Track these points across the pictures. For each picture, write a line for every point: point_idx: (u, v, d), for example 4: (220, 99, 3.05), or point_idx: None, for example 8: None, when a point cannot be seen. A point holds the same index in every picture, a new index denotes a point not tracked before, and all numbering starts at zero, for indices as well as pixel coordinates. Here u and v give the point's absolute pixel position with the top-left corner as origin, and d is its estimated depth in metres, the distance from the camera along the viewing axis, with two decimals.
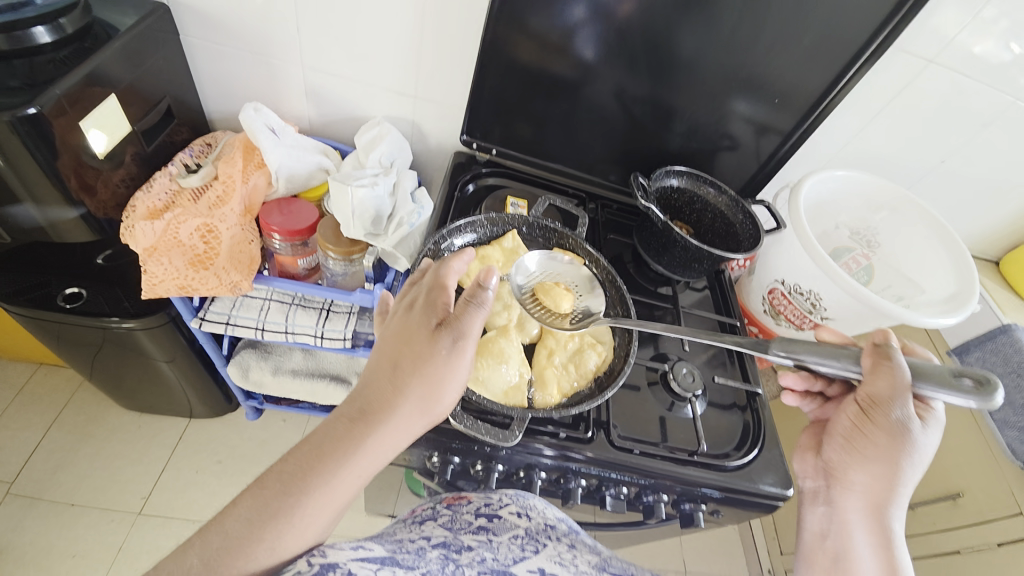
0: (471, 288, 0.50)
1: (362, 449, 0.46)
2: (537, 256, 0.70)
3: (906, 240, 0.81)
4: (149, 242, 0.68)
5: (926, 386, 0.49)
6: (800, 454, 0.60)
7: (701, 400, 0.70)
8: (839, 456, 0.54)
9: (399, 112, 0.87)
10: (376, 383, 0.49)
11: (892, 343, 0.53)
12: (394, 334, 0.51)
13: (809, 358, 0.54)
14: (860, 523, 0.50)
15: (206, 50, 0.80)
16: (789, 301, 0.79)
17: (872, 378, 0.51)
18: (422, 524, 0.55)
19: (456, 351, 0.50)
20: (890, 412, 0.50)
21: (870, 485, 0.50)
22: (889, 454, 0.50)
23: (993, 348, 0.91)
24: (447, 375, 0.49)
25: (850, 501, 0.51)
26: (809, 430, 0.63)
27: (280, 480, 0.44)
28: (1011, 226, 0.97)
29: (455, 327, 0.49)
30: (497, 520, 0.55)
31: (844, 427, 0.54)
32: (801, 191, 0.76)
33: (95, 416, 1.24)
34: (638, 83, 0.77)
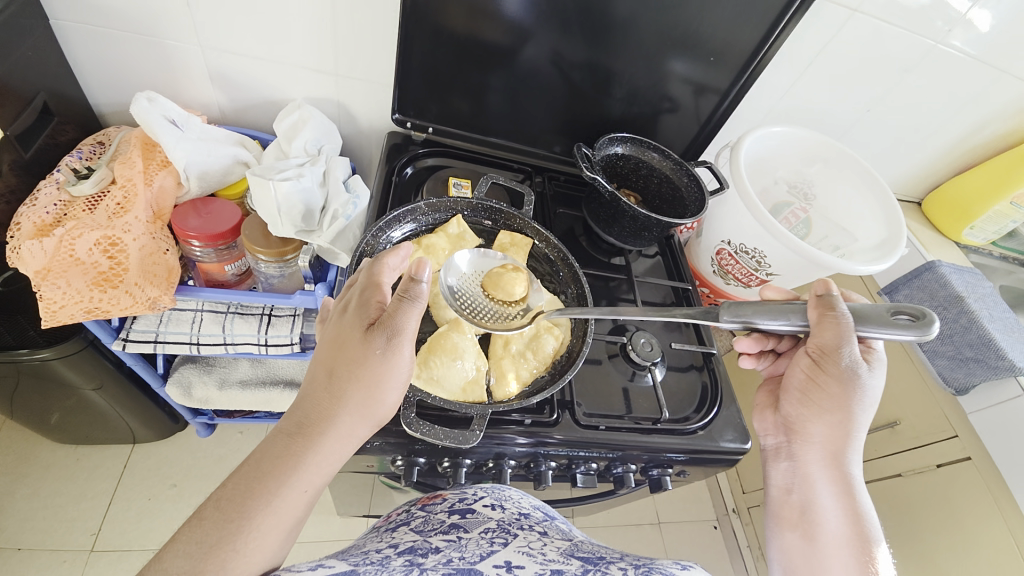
0: (404, 282, 0.47)
1: (303, 464, 0.44)
2: (468, 256, 0.65)
3: (840, 192, 0.84)
4: (40, 264, 0.59)
5: (867, 327, 0.49)
6: (759, 413, 0.62)
7: (661, 366, 0.71)
8: (796, 411, 0.56)
9: (321, 92, 0.80)
10: (313, 393, 0.47)
11: (833, 292, 0.51)
12: (329, 340, 0.48)
13: (760, 319, 0.52)
14: (821, 473, 0.54)
15: (80, 33, 0.69)
16: (736, 261, 0.80)
17: (820, 331, 0.51)
18: (394, 532, 0.54)
19: (392, 350, 0.47)
20: (840, 360, 0.51)
21: (827, 436, 0.53)
22: (842, 403, 0.52)
23: (920, 285, 0.98)
24: (386, 376, 0.47)
25: (811, 453, 0.54)
26: (765, 387, 0.65)
27: (219, 509, 0.41)
28: (930, 168, 1.03)
29: (389, 326, 0.47)
30: (471, 515, 0.54)
31: (799, 380, 0.56)
32: (741, 149, 0.76)
33: (23, 456, 1.12)
34: (573, 47, 0.74)
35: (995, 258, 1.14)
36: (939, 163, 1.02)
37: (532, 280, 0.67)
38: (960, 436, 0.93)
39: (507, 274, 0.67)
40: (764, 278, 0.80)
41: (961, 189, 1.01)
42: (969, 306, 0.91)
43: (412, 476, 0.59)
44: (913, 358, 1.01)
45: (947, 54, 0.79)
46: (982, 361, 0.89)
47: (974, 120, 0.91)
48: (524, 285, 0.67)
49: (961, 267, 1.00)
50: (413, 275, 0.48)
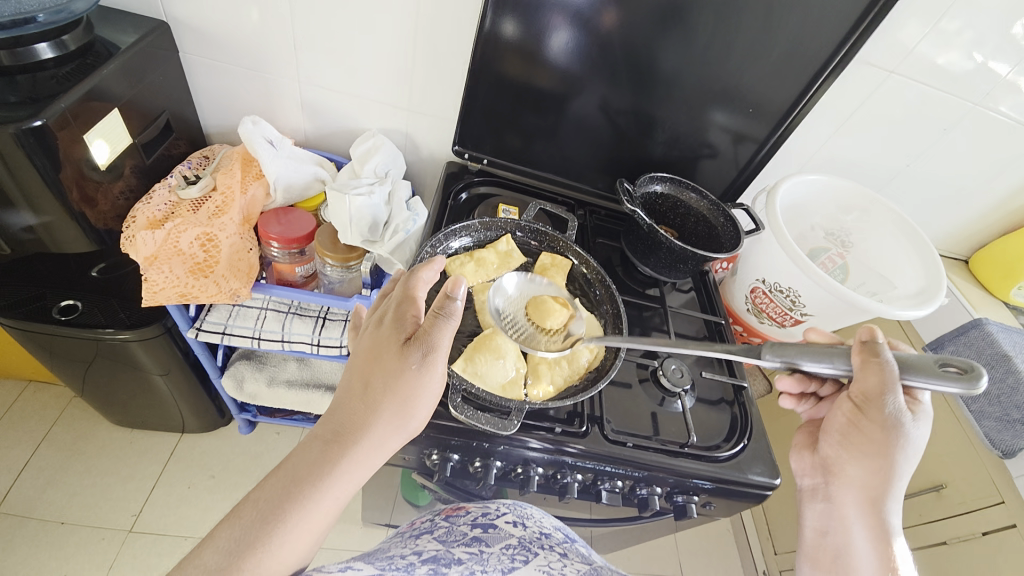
0: (440, 300, 0.53)
1: (339, 469, 0.49)
2: (514, 278, 0.71)
3: (878, 241, 0.86)
4: (150, 251, 0.69)
5: (914, 377, 0.50)
6: (799, 452, 0.63)
7: (690, 395, 0.73)
8: (834, 452, 0.56)
9: (392, 124, 0.90)
10: (349, 404, 0.52)
11: (878, 339, 0.53)
12: (364, 350, 0.54)
13: (805, 360, 0.54)
14: (857, 517, 0.53)
15: (204, 66, 0.83)
16: (770, 299, 0.82)
17: (862, 375, 0.53)
18: (418, 538, 0.57)
19: (426, 365, 0.52)
20: (883, 406, 0.52)
21: (865, 480, 0.53)
22: (883, 449, 0.52)
23: (966, 342, 0.95)
24: (418, 390, 0.52)
25: (847, 496, 0.54)
26: (804, 428, 0.66)
27: (256, 509, 0.46)
28: (976, 226, 1.02)
29: (424, 342, 0.52)
30: (492, 530, 0.57)
31: (839, 423, 0.56)
32: (777, 194, 0.80)
33: (85, 433, 1.22)
34: (622, 95, 0.82)
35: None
36: (984, 221, 1.01)
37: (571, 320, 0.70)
38: (1007, 502, 0.88)
39: (555, 297, 0.72)
40: (799, 318, 0.81)
41: (1007, 248, 1.00)
42: (1017, 365, 0.90)
43: (445, 472, 0.62)
44: (959, 416, 0.97)
45: (988, 115, 0.82)
46: None
47: (1020, 180, 0.92)
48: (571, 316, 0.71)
49: (1010, 327, 0.97)
50: (449, 293, 0.53)
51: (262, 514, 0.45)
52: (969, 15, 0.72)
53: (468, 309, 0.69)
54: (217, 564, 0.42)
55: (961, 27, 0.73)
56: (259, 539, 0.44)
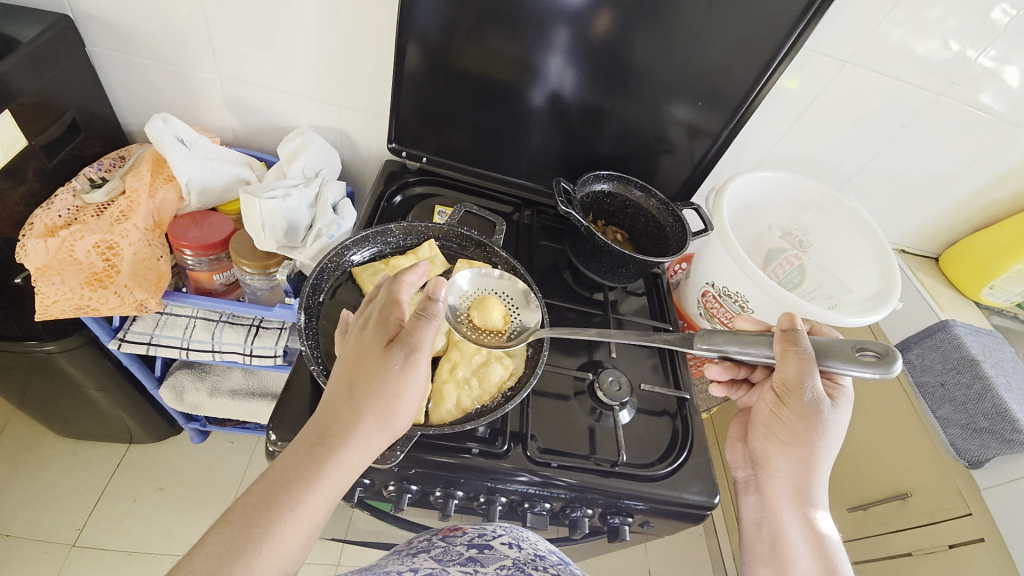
0: (421, 301, 0.49)
1: (324, 473, 0.44)
2: (468, 274, 0.67)
3: (833, 241, 0.82)
4: (42, 261, 0.64)
5: (833, 362, 0.48)
6: (731, 444, 0.61)
7: (630, 407, 0.69)
8: (760, 445, 0.54)
9: (325, 121, 0.85)
10: (333, 408, 0.47)
11: (798, 326, 0.50)
12: (348, 355, 0.49)
13: (731, 348, 0.51)
14: (788, 509, 0.51)
15: (117, 60, 0.77)
16: (720, 304, 0.78)
17: (782, 365, 0.50)
18: (414, 556, 0.53)
19: (410, 365, 0.48)
20: (802, 395, 0.50)
21: (792, 471, 0.51)
22: (804, 438, 0.51)
23: (932, 344, 0.91)
24: (404, 391, 0.47)
25: (777, 487, 0.52)
26: (737, 418, 0.64)
27: (244, 514, 0.41)
28: (947, 223, 0.98)
29: (407, 342, 0.48)
30: (488, 550, 0.53)
31: (763, 415, 0.54)
32: (725, 192, 0.76)
33: (30, 444, 1.18)
34: (564, 86, 0.77)
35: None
36: (954, 218, 0.97)
37: (524, 313, 0.67)
38: (973, 514, 0.85)
39: (509, 291, 0.68)
40: None
41: (976, 246, 0.96)
42: (984, 370, 0.85)
43: (354, 497, 0.58)
44: (925, 424, 0.93)
45: (953, 105, 0.77)
46: (997, 434, 0.82)
47: (989, 176, 0.88)
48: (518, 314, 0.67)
49: (980, 328, 0.93)
50: (431, 294, 0.49)
51: (249, 518, 0.41)
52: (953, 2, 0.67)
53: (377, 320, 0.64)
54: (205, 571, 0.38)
55: (946, 15, 0.68)
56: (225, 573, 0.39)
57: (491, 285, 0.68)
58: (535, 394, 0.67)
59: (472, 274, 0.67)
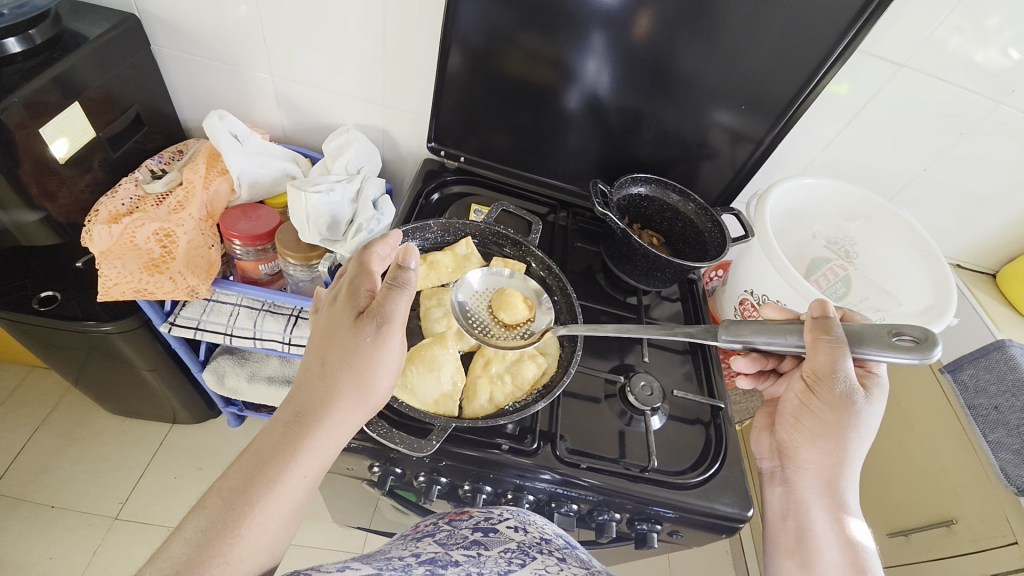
0: (392, 271, 0.50)
1: (303, 449, 0.46)
2: (479, 273, 0.69)
3: (885, 252, 0.79)
4: (106, 245, 0.68)
5: (867, 348, 0.48)
6: (756, 434, 0.62)
7: (661, 413, 0.68)
8: (790, 436, 0.55)
9: (368, 120, 0.88)
10: (309, 383, 0.49)
11: (830, 314, 0.51)
12: (319, 331, 0.51)
13: (757, 339, 0.53)
14: (816, 500, 0.51)
15: (178, 59, 0.82)
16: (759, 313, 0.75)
17: (814, 353, 0.50)
18: (418, 541, 0.53)
19: (381, 337, 0.50)
20: (834, 386, 0.50)
21: (821, 462, 0.52)
22: (835, 428, 0.51)
23: (987, 365, 0.84)
24: (376, 365, 0.50)
25: (804, 479, 0.52)
26: (764, 408, 0.64)
27: (221, 498, 0.43)
28: (1007, 238, 0.92)
29: (378, 314, 0.49)
30: (493, 534, 0.52)
31: (792, 405, 0.55)
32: (767, 199, 0.75)
33: (82, 419, 1.25)
34: (603, 89, 0.77)
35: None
36: (1015, 233, 0.91)
37: (536, 315, 0.68)
38: (1021, 542, 0.80)
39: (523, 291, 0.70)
40: None
41: None
42: None
43: (385, 485, 0.59)
44: (976, 448, 0.88)
45: (1016, 113, 0.73)
46: None
47: None
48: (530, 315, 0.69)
49: None
50: (401, 263, 0.51)
51: (227, 501, 0.43)
52: (1014, 9, 0.64)
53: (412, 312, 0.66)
54: (190, 551, 0.40)
55: (1004, 24, 0.66)
56: (208, 558, 0.40)
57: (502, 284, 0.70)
58: (566, 395, 0.67)
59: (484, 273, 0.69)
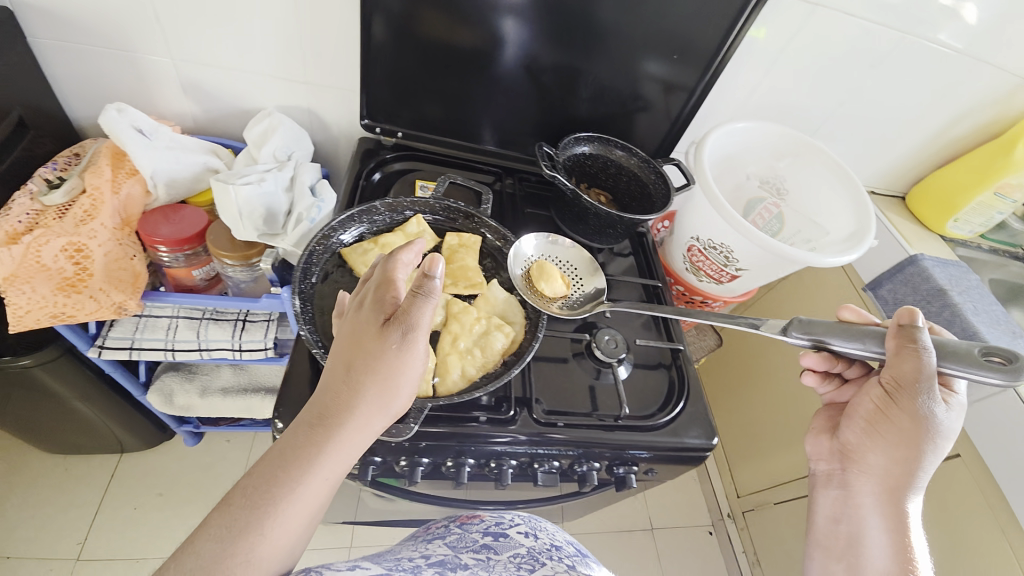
0: (417, 278, 0.45)
1: (325, 455, 0.43)
2: (537, 240, 0.75)
3: (811, 186, 0.84)
4: (8, 270, 0.61)
5: (951, 365, 0.49)
6: (815, 436, 0.60)
7: (626, 363, 0.71)
8: (857, 438, 0.53)
9: (292, 100, 0.81)
10: (330, 387, 0.46)
11: (917, 322, 0.50)
12: (345, 336, 0.48)
13: (830, 338, 0.55)
14: (873, 507, 0.50)
15: (55, 48, 0.71)
16: (706, 257, 0.80)
17: (897, 361, 0.50)
18: (430, 542, 0.55)
19: (408, 345, 0.46)
20: (918, 395, 0.49)
21: (887, 469, 0.50)
22: (911, 439, 0.49)
23: (903, 279, 0.97)
24: (399, 374, 0.46)
25: (865, 484, 0.51)
26: (824, 412, 0.63)
27: (244, 497, 0.41)
28: (912, 161, 1.02)
29: (403, 322, 0.46)
30: (504, 538, 0.54)
31: (866, 409, 0.53)
32: (704, 146, 0.76)
33: (15, 465, 1.14)
34: (537, 49, 0.75)
35: (993, 251, 1.09)
36: (919, 156, 1.01)
37: (588, 281, 0.76)
38: None
39: (576, 260, 0.77)
40: (734, 273, 0.79)
41: (942, 181, 1.00)
42: (952, 299, 0.89)
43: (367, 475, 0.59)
44: None
45: (914, 43, 0.79)
46: None
47: (950, 111, 0.91)
48: (583, 282, 0.76)
49: (946, 261, 0.99)
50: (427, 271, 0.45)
51: (249, 501, 0.41)
52: None
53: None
54: (211, 553, 0.38)
55: None
56: (227, 560, 0.38)
57: (559, 252, 0.76)
58: (537, 360, 0.68)
59: (541, 240, 0.75)
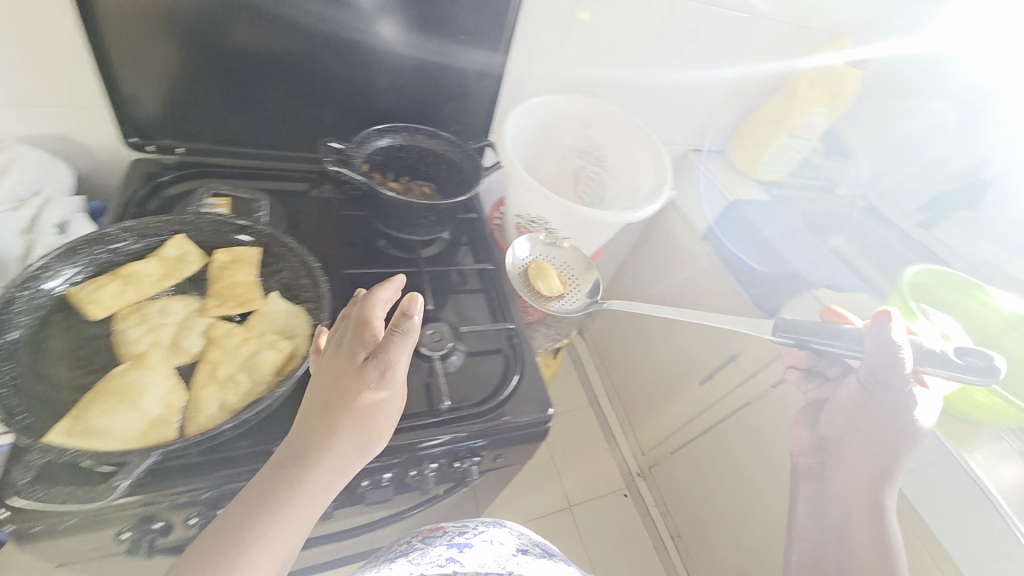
0: (395, 318, 0.44)
1: (296, 496, 0.41)
2: (534, 240, 0.82)
3: (621, 150, 0.88)
4: None
5: (928, 367, 0.58)
6: (800, 434, 0.72)
7: (458, 353, 0.68)
8: (835, 438, 0.65)
9: (30, 127, 0.69)
10: (302, 432, 0.43)
11: (890, 327, 0.58)
12: (323, 375, 0.45)
13: (810, 337, 0.61)
14: (853, 500, 0.63)
15: None
16: (532, 232, 0.81)
17: (869, 360, 0.59)
18: (393, 561, 0.48)
19: (387, 383, 0.44)
20: (889, 400, 0.59)
21: (862, 466, 0.62)
22: (885, 441, 0.60)
23: (728, 225, 1.08)
24: (383, 412, 0.44)
25: (842, 478, 0.64)
26: (806, 407, 0.75)
27: (214, 537, 0.39)
28: (720, 116, 1.10)
29: (380, 359, 0.44)
30: (470, 548, 0.47)
31: (844, 410, 0.64)
32: (506, 126, 0.76)
33: None
34: (309, 39, 0.70)
35: (808, 187, 1.20)
36: (724, 110, 1.09)
37: (583, 281, 0.83)
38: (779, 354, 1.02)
39: (568, 260, 0.83)
40: None
41: (752, 128, 1.09)
42: None
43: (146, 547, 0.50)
44: None
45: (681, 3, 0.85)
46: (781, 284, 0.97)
47: (735, 66, 0.99)
48: (579, 280, 0.83)
49: (763, 203, 1.10)
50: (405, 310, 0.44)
51: (214, 545, 0.38)
52: None
53: (104, 341, 0.56)
54: None
55: None
56: None
57: (557, 254, 0.84)
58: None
59: (536, 242, 0.82)
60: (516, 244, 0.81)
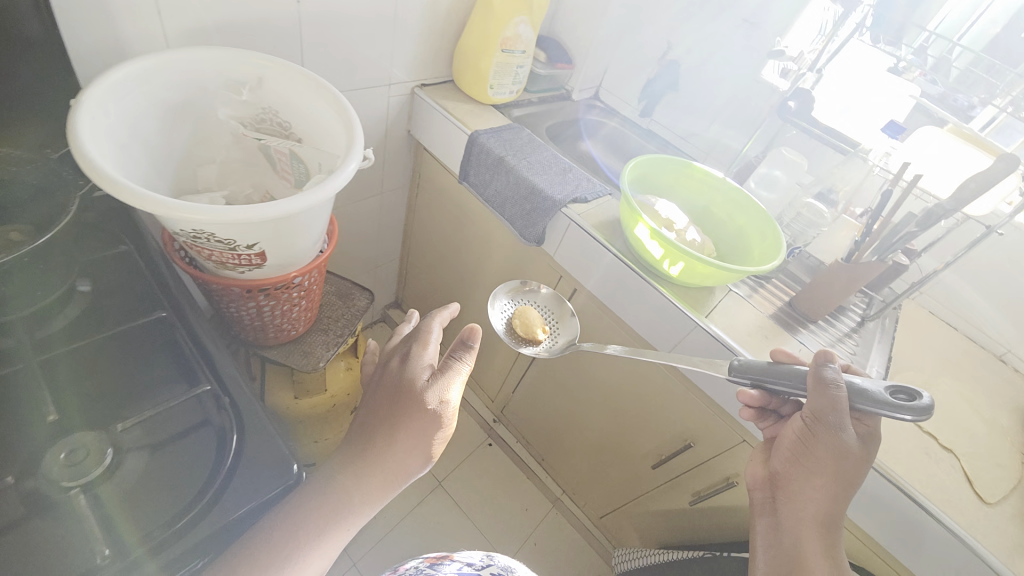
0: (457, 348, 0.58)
1: (353, 502, 0.52)
2: (512, 287, 0.91)
3: (303, 109, 0.69)
4: None
5: (867, 404, 0.55)
6: (753, 465, 0.66)
7: (130, 461, 0.49)
8: (783, 469, 0.60)
9: None
10: (370, 431, 0.55)
11: (832, 363, 0.57)
12: (386, 396, 0.57)
13: (762, 377, 0.61)
14: (808, 535, 0.56)
15: None
16: (207, 249, 0.60)
17: (813, 396, 0.57)
18: None
19: (443, 409, 0.56)
20: (831, 428, 0.55)
21: (814, 500, 0.56)
22: (827, 467, 0.56)
23: (476, 160, 0.98)
24: (433, 429, 0.55)
25: (792, 513, 0.57)
26: (762, 444, 0.69)
27: (289, 526, 0.50)
28: (430, 42, 0.99)
29: (440, 383, 0.57)
30: None
31: (788, 442, 0.60)
32: (80, 116, 0.51)
33: None
34: None
35: (544, 99, 1.18)
36: (431, 35, 0.98)
37: (566, 325, 0.89)
38: (563, 274, 0.98)
39: (551, 303, 0.92)
40: (255, 252, 0.61)
41: (466, 51, 1.00)
42: (510, 163, 0.94)
43: None
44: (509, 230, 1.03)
45: None
46: (536, 209, 0.91)
47: None
48: (562, 323, 0.90)
49: (503, 127, 1.02)
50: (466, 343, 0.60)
51: (289, 530, 0.49)
52: None
53: None
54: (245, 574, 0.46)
55: None
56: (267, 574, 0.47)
57: (536, 296, 0.92)
58: None
59: (514, 288, 0.91)
60: (494, 299, 0.87)
